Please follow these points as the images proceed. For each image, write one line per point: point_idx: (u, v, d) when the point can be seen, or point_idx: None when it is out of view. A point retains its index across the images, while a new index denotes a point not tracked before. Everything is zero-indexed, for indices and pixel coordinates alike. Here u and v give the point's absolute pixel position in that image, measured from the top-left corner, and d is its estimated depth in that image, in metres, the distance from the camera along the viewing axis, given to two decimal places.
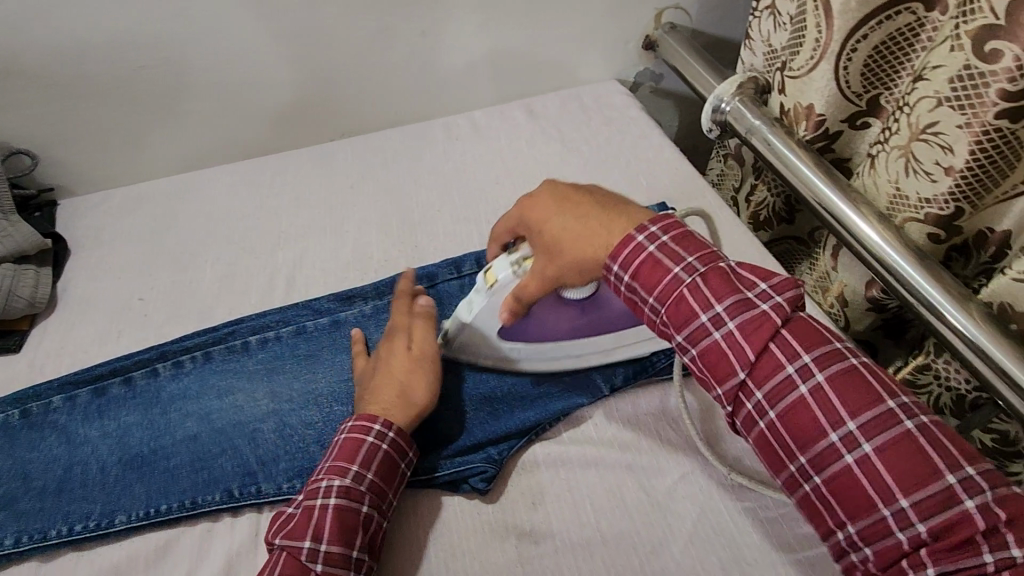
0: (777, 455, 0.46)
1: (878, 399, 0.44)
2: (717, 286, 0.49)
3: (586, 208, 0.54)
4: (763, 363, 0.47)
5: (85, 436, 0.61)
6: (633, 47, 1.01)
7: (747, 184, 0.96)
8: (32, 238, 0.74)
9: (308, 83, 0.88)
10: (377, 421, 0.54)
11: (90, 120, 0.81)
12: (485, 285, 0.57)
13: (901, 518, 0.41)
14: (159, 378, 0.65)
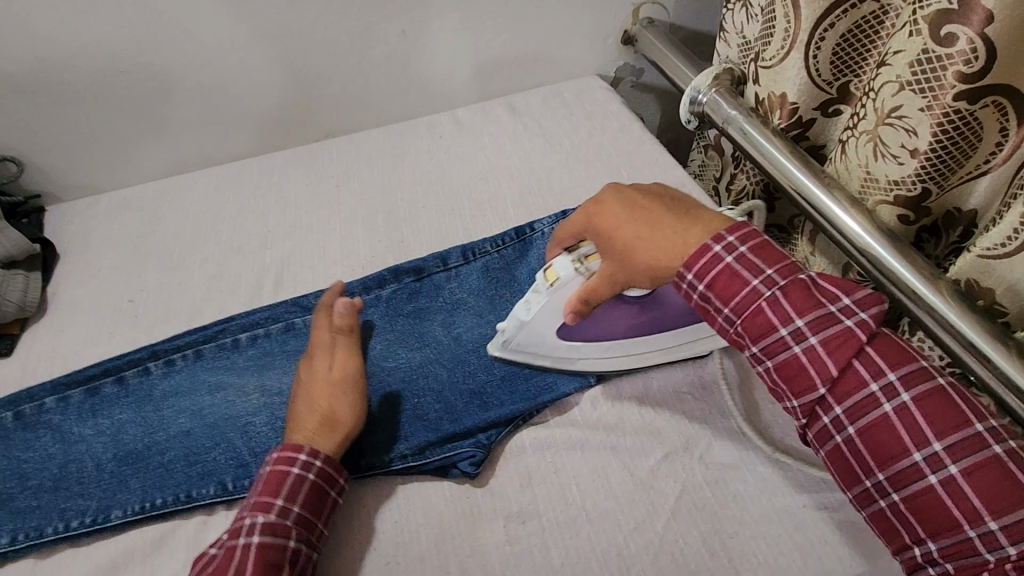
0: (853, 469, 0.48)
1: (965, 422, 0.45)
2: (798, 301, 0.49)
3: (656, 215, 0.54)
4: (845, 379, 0.48)
5: (79, 434, 0.62)
6: (612, 42, 1.03)
7: (728, 174, 0.98)
8: (20, 243, 0.75)
9: (291, 84, 0.89)
10: (303, 451, 0.55)
11: (76, 126, 0.82)
12: (546, 284, 0.58)
13: (987, 538, 0.42)
14: (152, 377, 0.66)
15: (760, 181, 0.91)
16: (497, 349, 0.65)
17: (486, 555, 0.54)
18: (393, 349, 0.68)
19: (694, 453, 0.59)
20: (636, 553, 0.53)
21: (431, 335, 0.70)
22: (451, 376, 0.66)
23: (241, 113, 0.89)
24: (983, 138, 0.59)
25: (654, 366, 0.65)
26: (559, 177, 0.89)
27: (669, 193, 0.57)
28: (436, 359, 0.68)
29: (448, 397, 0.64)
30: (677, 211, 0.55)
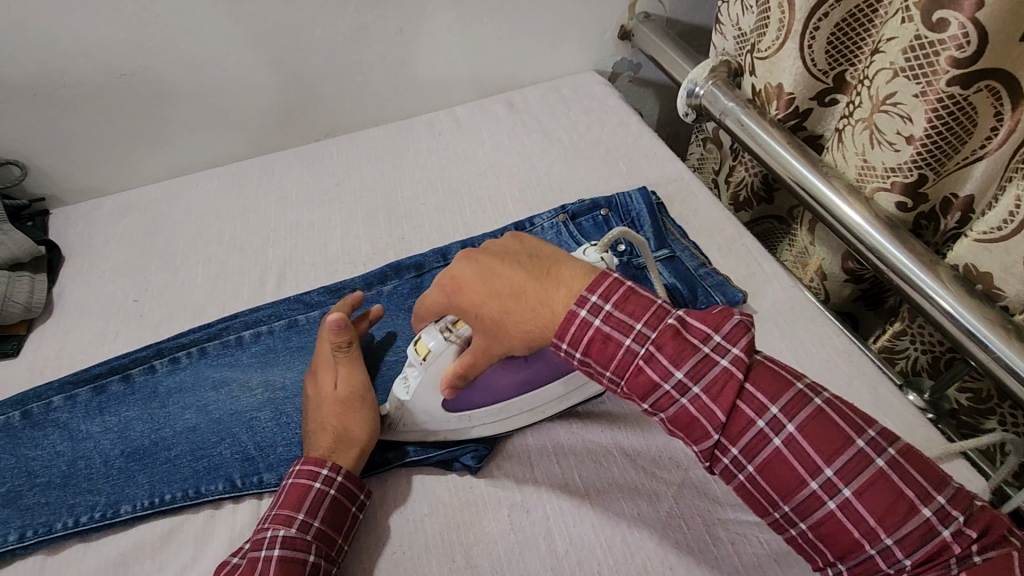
0: (760, 505, 0.47)
1: (847, 441, 0.44)
2: (673, 351, 0.47)
3: (512, 281, 0.51)
4: (733, 422, 0.46)
5: (87, 432, 0.63)
6: (609, 38, 1.04)
7: (727, 166, 0.99)
8: (25, 245, 0.75)
9: (291, 85, 0.89)
10: (325, 466, 0.54)
11: (78, 128, 0.83)
12: (417, 357, 0.55)
13: (887, 552, 0.42)
14: (157, 375, 0.67)
15: (758, 173, 0.91)
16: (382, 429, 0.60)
17: (492, 544, 0.54)
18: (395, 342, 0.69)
19: None
20: (640, 540, 0.53)
21: None
22: None
23: (242, 114, 0.90)
24: (978, 123, 0.59)
25: None
26: (558, 172, 0.89)
27: (527, 248, 0.54)
28: None
29: None
30: (533, 272, 0.51)
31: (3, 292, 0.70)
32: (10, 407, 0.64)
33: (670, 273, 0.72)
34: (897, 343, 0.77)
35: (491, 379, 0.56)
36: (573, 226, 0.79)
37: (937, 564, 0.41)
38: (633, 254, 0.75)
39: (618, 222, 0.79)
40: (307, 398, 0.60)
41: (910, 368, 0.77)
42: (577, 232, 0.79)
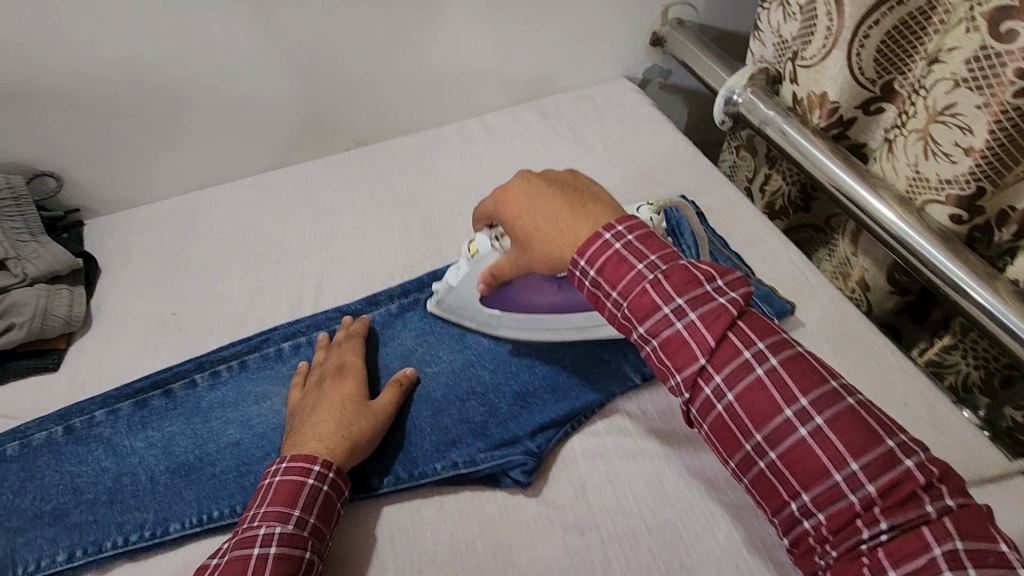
0: (733, 436, 0.45)
1: (823, 379, 0.44)
2: (678, 280, 0.47)
3: (551, 204, 0.53)
4: (720, 350, 0.46)
5: (131, 447, 0.63)
6: (641, 44, 1.03)
7: (761, 174, 0.97)
8: (63, 257, 0.75)
9: (323, 94, 0.89)
10: (317, 462, 0.54)
11: (113, 140, 0.82)
12: (469, 254, 0.61)
13: (853, 482, 0.41)
14: (199, 389, 0.67)
15: (796, 182, 0.91)
16: (435, 307, 0.70)
17: (547, 567, 0.53)
18: (436, 353, 0.69)
19: None
20: (700, 564, 0.52)
21: (471, 338, 0.70)
22: (494, 380, 0.66)
23: (275, 124, 0.90)
24: None
25: None
26: (593, 181, 0.88)
27: (578, 182, 0.55)
28: (479, 361, 0.67)
29: (494, 401, 0.64)
30: (575, 199, 0.53)
31: (43, 306, 0.70)
32: (54, 422, 0.64)
33: None
34: (946, 358, 0.76)
35: (524, 288, 0.62)
36: None
37: (904, 497, 0.40)
38: None
39: None
40: (317, 394, 0.61)
41: (960, 385, 0.76)
42: None
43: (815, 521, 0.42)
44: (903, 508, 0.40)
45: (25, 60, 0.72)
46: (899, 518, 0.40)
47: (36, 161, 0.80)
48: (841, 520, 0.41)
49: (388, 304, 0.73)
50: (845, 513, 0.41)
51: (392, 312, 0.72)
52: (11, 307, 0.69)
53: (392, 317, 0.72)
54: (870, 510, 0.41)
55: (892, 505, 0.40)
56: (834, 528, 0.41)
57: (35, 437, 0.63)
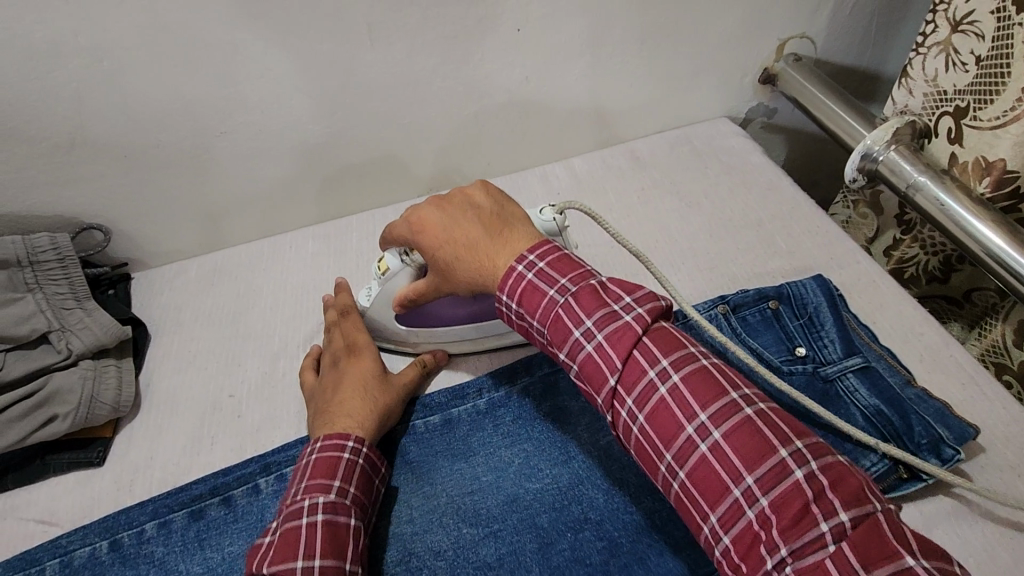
0: (648, 457, 0.44)
1: (724, 391, 0.43)
2: (587, 302, 0.47)
3: (469, 233, 0.53)
4: (626, 371, 0.45)
5: (187, 573, 0.54)
6: (749, 82, 0.91)
7: (889, 236, 0.84)
8: (111, 328, 0.65)
9: (398, 139, 0.79)
10: (351, 438, 0.54)
11: (167, 191, 0.74)
12: (379, 273, 0.62)
13: (750, 497, 0.40)
14: (262, 496, 0.58)
15: (940, 253, 0.78)
16: None
17: None
18: (535, 465, 0.58)
19: None
20: None
21: (576, 444, 0.59)
22: (610, 503, 0.55)
23: (343, 170, 0.80)
24: None
25: None
26: (702, 246, 0.76)
27: (493, 202, 0.55)
28: (588, 477, 0.57)
29: (613, 534, 0.53)
30: (492, 218, 0.53)
31: (89, 392, 0.61)
32: (99, 535, 0.55)
33: (871, 393, 0.58)
34: None
35: (440, 305, 0.62)
36: (736, 320, 0.65)
37: (800, 514, 0.38)
38: (818, 363, 0.61)
39: (791, 318, 0.64)
40: (336, 376, 0.61)
41: None
42: (741, 327, 0.64)
43: (721, 544, 0.40)
44: (799, 526, 0.38)
45: (74, 108, 0.64)
46: (798, 542, 0.37)
47: (82, 214, 0.72)
48: (745, 543, 0.39)
49: (476, 399, 0.62)
50: (748, 532, 0.39)
51: (481, 409, 0.62)
52: (54, 393, 0.60)
53: (481, 413, 0.62)
54: (768, 527, 0.39)
55: (789, 525, 0.38)
56: (740, 552, 0.39)
57: (77, 553, 0.54)
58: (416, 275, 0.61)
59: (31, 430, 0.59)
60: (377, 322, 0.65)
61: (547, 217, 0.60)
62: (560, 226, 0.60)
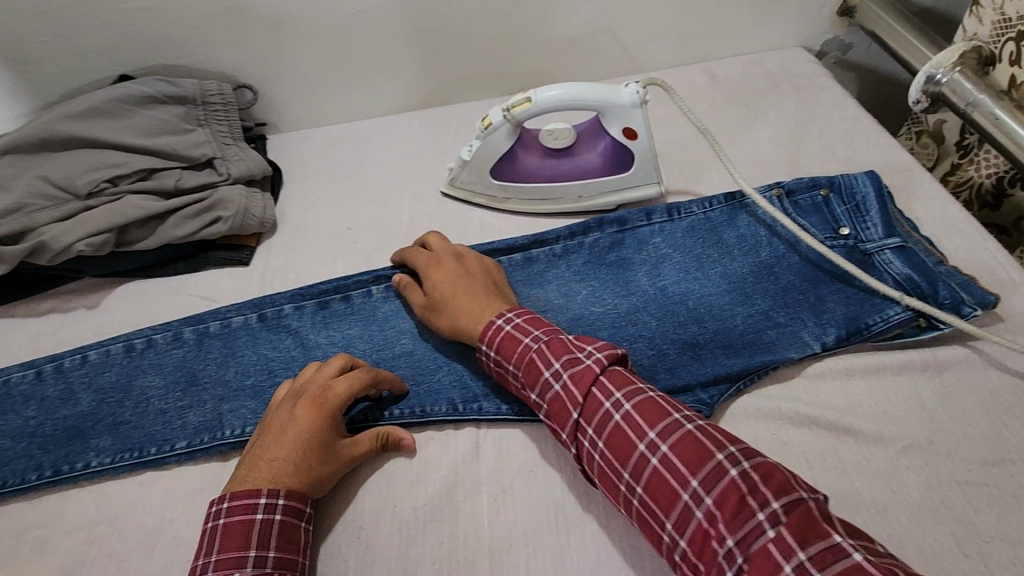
0: (610, 479, 0.48)
1: (668, 413, 0.47)
2: (555, 349, 0.53)
3: (471, 287, 0.62)
4: (586, 404, 0.50)
5: (316, 341, 0.67)
6: (827, 12, 0.96)
7: (948, 163, 0.91)
8: (259, 163, 0.80)
9: (499, 35, 0.90)
10: (262, 494, 0.49)
11: (305, 62, 0.87)
12: (481, 127, 0.73)
13: (697, 499, 0.43)
14: (374, 298, 0.70)
15: (995, 173, 0.84)
16: (445, 187, 0.81)
17: None
18: (598, 295, 0.69)
19: (940, 451, 0.55)
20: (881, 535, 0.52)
21: (636, 285, 0.69)
22: (660, 327, 0.65)
23: (450, 61, 0.92)
24: None
25: (876, 348, 0.62)
26: (764, 150, 0.84)
27: (495, 277, 0.65)
28: (643, 308, 0.67)
29: (662, 345, 0.64)
30: (492, 286, 0.64)
31: (244, 205, 0.75)
32: (250, 309, 0.68)
33: (904, 264, 0.65)
34: None
35: (529, 166, 0.76)
36: (790, 202, 0.72)
37: (738, 507, 0.41)
38: (858, 241, 0.68)
39: (840, 204, 0.71)
40: (283, 418, 0.54)
41: None
42: (793, 209, 0.72)
43: (679, 547, 0.43)
44: (738, 517, 0.40)
45: None
46: (741, 532, 0.40)
47: (237, 72, 0.86)
48: (698, 543, 0.42)
49: (553, 244, 0.73)
50: (699, 533, 0.42)
51: (557, 252, 0.72)
52: (219, 201, 0.75)
53: (556, 255, 0.72)
54: (715, 523, 0.41)
55: (731, 519, 0.41)
56: (695, 552, 0.42)
57: (233, 319, 0.68)
58: (512, 132, 0.72)
59: (201, 227, 0.74)
60: (474, 175, 0.77)
61: (633, 91, 0.69)
62: (643, 100, 0.69)
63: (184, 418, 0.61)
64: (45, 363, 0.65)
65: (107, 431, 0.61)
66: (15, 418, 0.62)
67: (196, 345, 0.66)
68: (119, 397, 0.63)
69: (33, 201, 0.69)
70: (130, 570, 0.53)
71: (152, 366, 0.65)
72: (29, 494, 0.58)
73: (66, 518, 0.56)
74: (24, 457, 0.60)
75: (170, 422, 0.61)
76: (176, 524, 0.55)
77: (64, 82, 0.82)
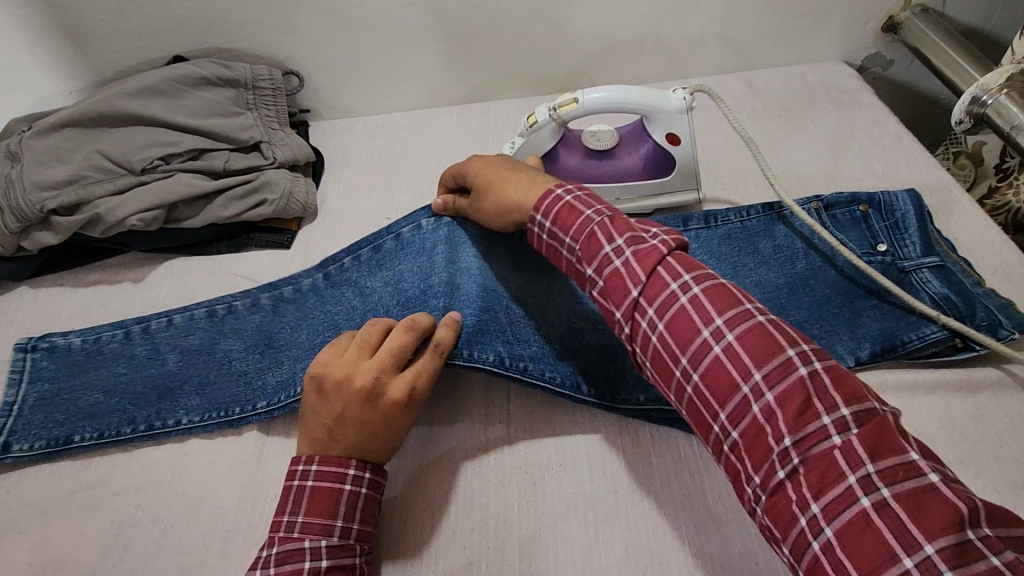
0: (664, 363, 0.47)
1: (738, 301, 0.45)
2: (620, 227, 0.51)
3: (509, 168, 0.62)
4: (650, 283, 0.48)
5: (373, 287, 0.68)
6: (871, 28, 0.96)
7: (987, 186, 0.90)
8: (303, 149, 0.82)
9: (544, 35, 0.91)
10: (351, 466, 0.52)
11: (352, 52, 0.89)
12: (526, 126, 0.74)
13: (757, 392, 0.42)
14: (423, 231, 0.69)
15: None
16: None
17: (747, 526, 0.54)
18: None
19: (970, 472, 0.56)
20: None
21: None
22: None
23: (493, 56, 0.92)
24: None
25: (909, 365, 0.63)
26: (802, 161, 0.84)
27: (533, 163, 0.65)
28: None
29: None
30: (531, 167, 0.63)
31: (287, 190, 0.77)
32: (316, 270, 0.71)
33: (942, 283, 0.65)
34: None
35: (569, 165, 0.77)
36: (827, 216, 0.73)
37: (804, 406, 0.40)
38: (897, 257, 0.68)
39: (879, 220, 0.71)
40: (367, 412, 0.52)
41: None
42: (831, 223, 0.72)
43: (731, 439, 0.43)
44: (803, 418, 0.40)
45: None
46: (803, 432, 0.39)
47: (286, 59, 0.88)
48: (752, 435, 0.41)
49: None
50: (756, 427, 0.41)
51: None
52: (265, 184, 0.76)
53: None
54: (774, 420, 0.41)
55: (796, 417, 0.40)
56: (747, 444, 0.42)
57: (303, 282, 0.70)
58: (558, 132, 0.73)
59: (246, 209, 0.75)
60: None
61: (680, 97, 0.70)
62: (689, 106, 0.70)
63: (263, 378, 0.63)
64: (132, 324, 0.68)
65: (195, 391, 0.63)
66: (105, 374, 0.65)
67: (272, 311, 0.68)
68: (204, 357, 0.65)
69: (89, 173, 0.71)
70: (173, 535, 0.55)
71: (233, 331, 0.67)
72: (97, 453, 0.61)
73: (115, 481, 0.59)
74: (117, 411, 0.62)
75: (251, 382, 0.63)
76: (219, 494, 0.57)
77: (122, 60, 0.85)
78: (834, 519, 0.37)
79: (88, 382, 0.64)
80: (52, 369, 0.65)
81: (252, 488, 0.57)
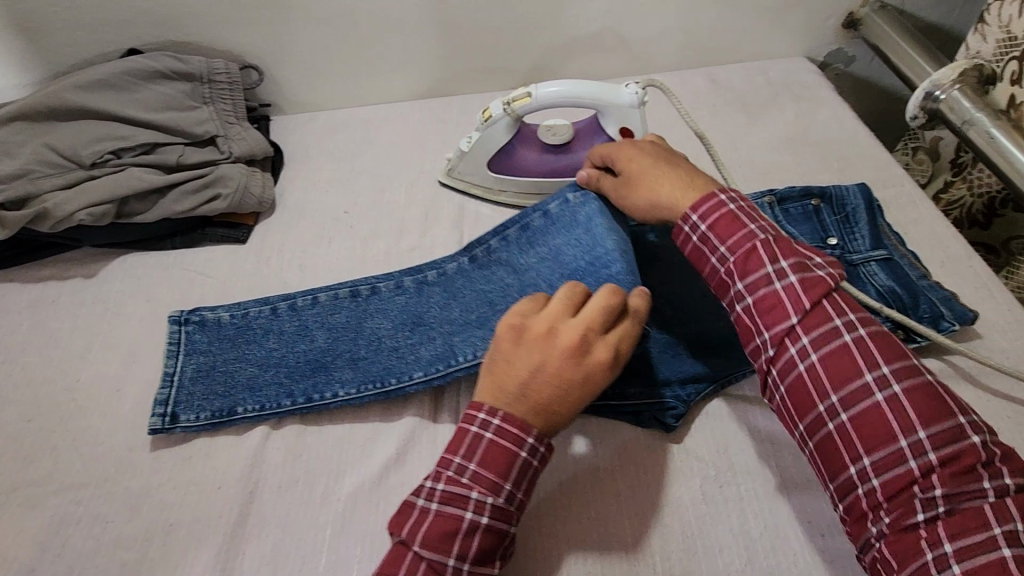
0: (807, 395, 0.49)
1: (906, 355, 0.48)
2: (784, 250, 0.53)
3: (675, 165, 0.60)
4: (813, 313, 0.50)
5: (528, 263, 0.66)
6: (832, 24, 0.97)
7: (941, 181, 0.92)
8: (260, 143, 0.81)
9: (506, 30, 0.91)
10: (531, 435, 0.48)
11: (312, 47, 0.88)
12: (481, 120, 0.74)
13: (916, 448, 0.45)
14: (572, 205, 0.65)
15: (988, 193, 0.85)
16: (443, 175, 0.82)
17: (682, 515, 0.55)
18: None
19: None
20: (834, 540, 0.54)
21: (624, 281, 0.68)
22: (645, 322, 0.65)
23: (456, 51, 0.92)
24: None
25: None
26: (761, 156, 0.85)
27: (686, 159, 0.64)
28: None
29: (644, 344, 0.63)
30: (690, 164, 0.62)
31: (243, 184, 0.76)
32: (460, 254, 0.68)
33: (888, 276, 0.66)
34: None
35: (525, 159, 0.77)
36: (780, 210, 0.72)
37: (969, 468, 0.44)
38: (846, 251, 0.69)
39: (830, 215, 0.72)
40: (569, 373, 0.48)
41: None
42: (783, 216, 0.72)
43: (870, 484, 0.46)
44: (962, 477, 0.44)
45: None
46: (958, 488, 0.43)
47: (244, 53, 0.87)
48: (898, 485, 0.45)
49: None
50: (902, 478, 0.45)
51: None
52: (219, 178, 0.76)
53: None
54: (929, 475, 0.44)
55: (956, 475, 0.44)
56: (890, 490, 0.45)
57: (448, 267, 0.67)
58: (512, 126, 0.74)
59: (201, 203, 0.75)
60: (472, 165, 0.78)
61: (632, 92, 0.70)
62: (641, 101, 0.71)
63: (416, 353, 0.62)
64: (278, 300, 0.66)
65: (347, 366, 0.62)
66: (259, 349, 0.64)
67: (416, 293, 0.66)
68: (352, 336, 0.64)
69: (37, 168, 0.71)
70: (114, 531, 0.55)
71: (378, 311, 0.65)
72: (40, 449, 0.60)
73: (57, 477, 0.58)
74: (275, 384, 0.61)
75: (403, 357, 0.62)
76: (163, 489, 0.57)
77: (75, 54, 0.83)
78: (967, 562, 0.41)
79: (243, 355, 0.63)
80: (205, 342, 0.64)
81: (197, 482, 0.57)
